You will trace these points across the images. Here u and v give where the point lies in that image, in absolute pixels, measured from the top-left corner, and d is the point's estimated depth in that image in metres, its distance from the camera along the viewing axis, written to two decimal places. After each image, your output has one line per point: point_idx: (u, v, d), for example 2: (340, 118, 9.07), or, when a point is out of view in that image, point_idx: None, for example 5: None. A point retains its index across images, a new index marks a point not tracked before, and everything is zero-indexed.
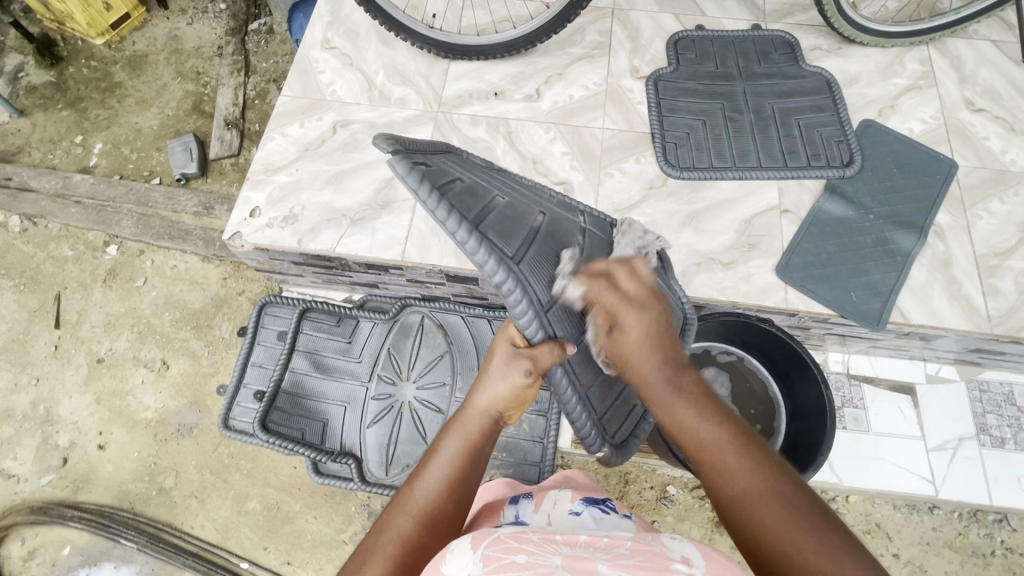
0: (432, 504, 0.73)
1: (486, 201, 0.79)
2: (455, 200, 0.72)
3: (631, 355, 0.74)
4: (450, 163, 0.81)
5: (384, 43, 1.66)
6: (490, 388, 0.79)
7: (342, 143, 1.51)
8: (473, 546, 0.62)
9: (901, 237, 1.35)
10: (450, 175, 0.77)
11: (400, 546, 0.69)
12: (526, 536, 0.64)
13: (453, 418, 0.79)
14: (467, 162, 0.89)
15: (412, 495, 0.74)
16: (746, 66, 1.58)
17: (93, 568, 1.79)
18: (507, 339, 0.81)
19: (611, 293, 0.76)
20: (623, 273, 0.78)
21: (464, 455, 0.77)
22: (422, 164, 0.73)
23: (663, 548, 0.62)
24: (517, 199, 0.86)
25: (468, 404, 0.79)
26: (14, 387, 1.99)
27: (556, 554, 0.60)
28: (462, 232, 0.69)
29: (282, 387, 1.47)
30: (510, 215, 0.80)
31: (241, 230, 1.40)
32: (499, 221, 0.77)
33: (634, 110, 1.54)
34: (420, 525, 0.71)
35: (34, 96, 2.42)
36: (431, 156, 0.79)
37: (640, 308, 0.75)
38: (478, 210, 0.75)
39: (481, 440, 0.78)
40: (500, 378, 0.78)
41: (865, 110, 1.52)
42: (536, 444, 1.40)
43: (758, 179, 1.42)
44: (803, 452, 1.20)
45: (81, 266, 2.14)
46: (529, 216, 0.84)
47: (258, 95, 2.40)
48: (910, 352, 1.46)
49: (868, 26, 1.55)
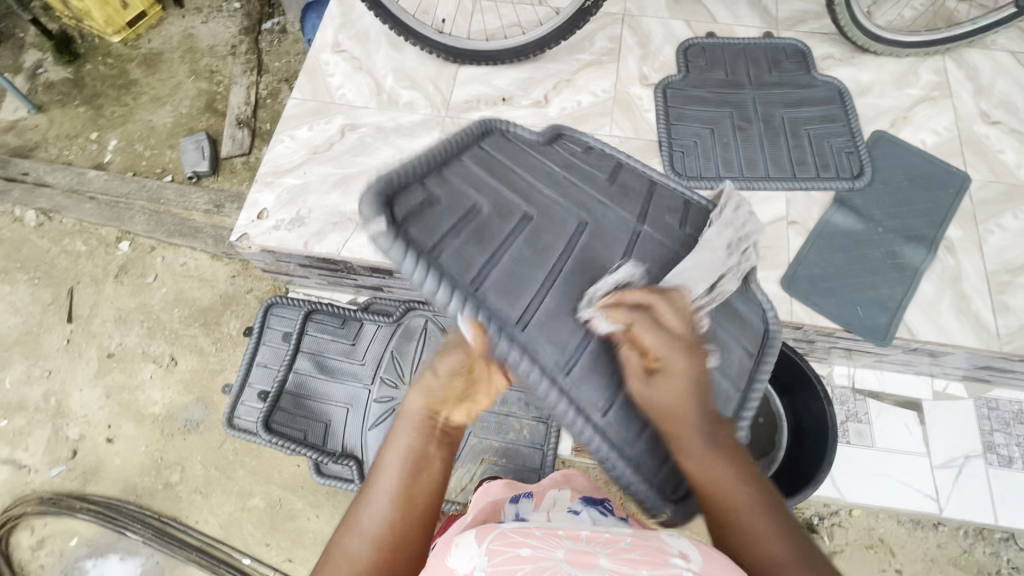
0: (378, 524, 0.72)
1: (509, 220, 0.74)
2: (423, 228, 0.69)
3: (676, 403, 0.67)
4: (466, 180, 0.77)
5: (394, 47, 1.66)
6: (422, 387, 0.78)
7: (349, 147, 1.52)
8: (480, 542, 0.65)
9: (910, 252, 1.33)
10: (460, 204, 0.74)
11: (354, 570, 0.69)
12: (530, 532, 0.66)
13: (395, 420, 0.79)
14: (495, 162, 0.83)
15: (360, 513, 0.73)
16: (756, 75, 1.57)
17: (99, 559, 1.82)
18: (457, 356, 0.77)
19: (652, 332, 0.68)
20: (667, 306, 0.69)
21: (406, 459, 0.75)
22: (423, 202, 0.71)
23: (662, 543, 0.62)
24: (556, 204, 0.79)
25: (409, 405, 0.78)
26: (27, 379, 2.04)
27: (558, 549, 0.61)
28: (450, 300, 0.67)
29: (286, 388, 1.49)
30: (537, 237, 0.75)
31: (248, 232, 1.42)
32: (519, 253, 0.72)
33: (642, 117, 1.53)
34: (372, 547, 0.70)
35: (51, 92, 2.46)
36: (446, 178, 0.77)
37: (684, 347, 0.68)
38: (489, 255, 0.71)
39: (420, 446, 0.76)
40: (439, 386, 0.77)
41: (877, 120, 1.50)
42: (536, 450, 1.41)
43: (765, 190, 1.41)
44: (803, 468, 1.18)
45: (93, 261, 2.18)
46: (566, 225, 0.77)
47: (270, 94, 2.42)
48: (918, 367, 1.44)
49: (881, 35, 1.53)
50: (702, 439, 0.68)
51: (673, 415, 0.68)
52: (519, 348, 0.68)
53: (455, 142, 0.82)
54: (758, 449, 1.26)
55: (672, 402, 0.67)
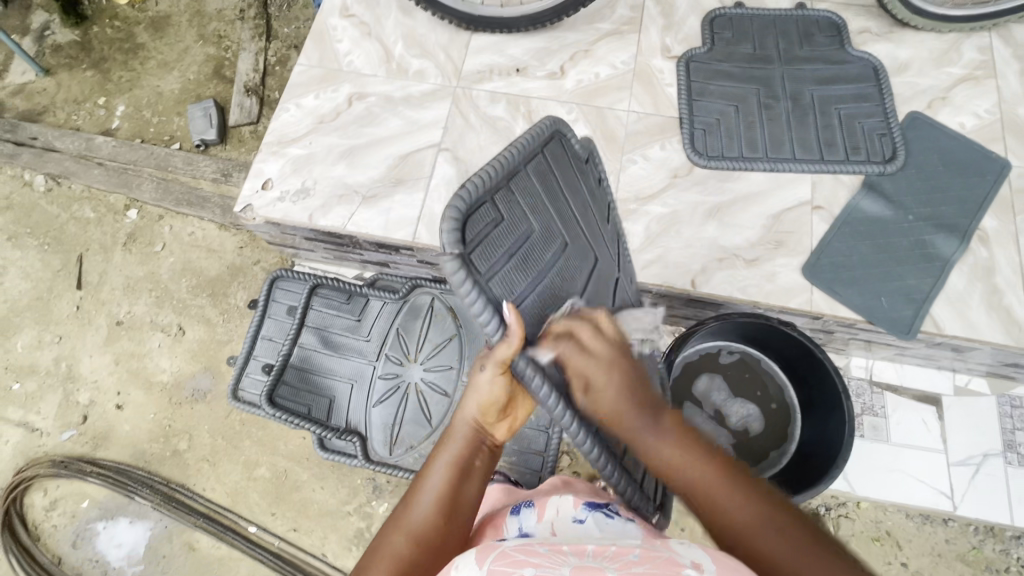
0: (426, 523, 0.73)
1: (556, 246, 0.85)
2: (486, 250, 0.76)
3: (611, 406, 0.78)
4: (530, 200, 0.82)
5: (405, 12, 1.59)
6: (473, 398, 0.82)
7: (356, 117, 1.47)
8: (480, 562, 0.61)
9: (941, 241, 1.27)
10: (523, 226, 0.80)
11: (397, 566, 0.70)
12: (533, 549, 0.63)
13: (443, 435, 0.83)
14: (552, 167, 0.87)
15: (408, 514, 0.75)
16: (786, 49, 1.48)
17: (109, 522, 1.86)
18: (490, 357, 0.77)
19: (580, 357, 0.78)
20: (585, 333, 0.80)
21: (454, 466, 0.79)
22: (491, 222, 0.77)
23: (672, 553, 0.60)
24: (586, 240, 0.91)
25: (458, 416, 0.84)
26: (38, 343, 2.05)
27: (564, 566, 0.59)
28: (491, 321, 0.74)
29: (291, 362, 1.47)
30: (572, 267, 0.87)
31: (253, 203, 1.38)
32: (557, 279, 0.84)
33: (663, 92, 1.45)
34: (414, 544, 0.72)
35: (59, 55, 2.42)
36: (508, 200, 0.80)
37: (608, 365, 0.79)
38: (530, 281, 0.80)
39: (468, 452, 0.81)
40: (480, 392, 0.81)
41: (914, 101, 1.42)
42: (541, 433, 1.39)
43: (790, 173, 1.34)
44: (819, 462, 1.14)
45: (102, 228, 2.17)
46: (591, 261, 0.91)
47: (279, 61, 2.35)
48: (940, 361, 1.39)
49: (924, 8, 1.43)
50: (645, 427, 0.77)
51: (615, 417, 0.78)
52: (535, 366, 0.75)
53: (532, 148, 0.84)
54: (769, 440, 1.26)
55: (611, 407, 0.78)
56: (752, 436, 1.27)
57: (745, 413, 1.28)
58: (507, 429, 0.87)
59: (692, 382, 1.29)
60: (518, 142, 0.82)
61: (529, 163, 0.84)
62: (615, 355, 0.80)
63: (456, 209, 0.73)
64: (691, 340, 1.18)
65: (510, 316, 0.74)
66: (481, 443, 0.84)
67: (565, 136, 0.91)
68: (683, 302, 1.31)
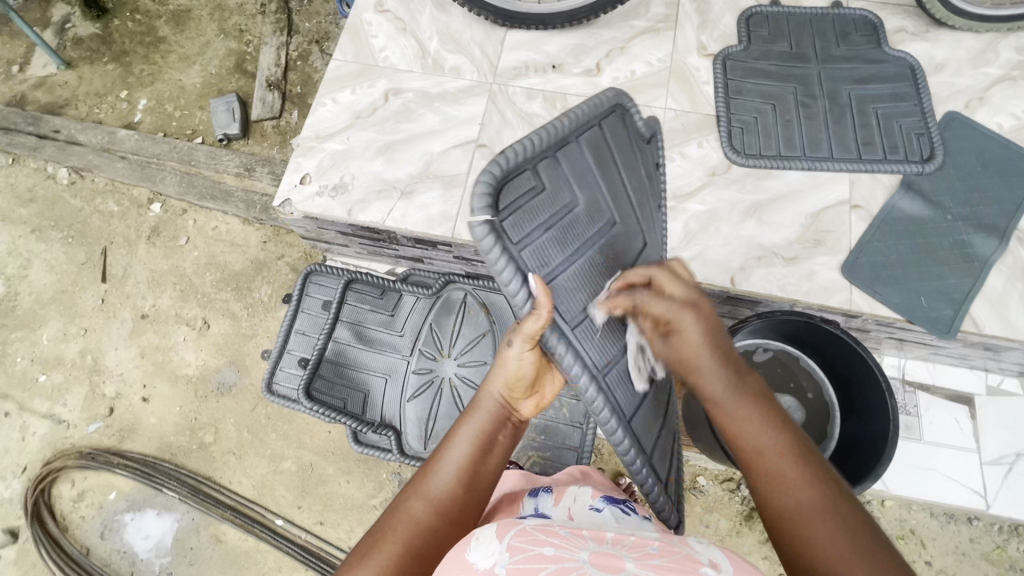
0: (446, 493, 0.73)
1: (602, 223, 0.80)
2: (522, 217, 0.72)
3: (691, 356, 0.73)
4: (576, 170, 0.78)
5: (439, 8, 1.59)
6: (500, 373, 0.81)
7: (393, 112, 1.47)
8: (499, 536, 0.60)
9: (980, 242, 1.27)
10: (565, 198, 0.76)
11: (413, 531, 0.69)
12: (553, 530, 0.63)
13: (470, 405, 0.82)
14: (608, 142, 0.82)
15: (430, 480, 0.74)
16: (823, 48, 1.48)
17: (136, 513, 1.88)
18: (518, 332, 0.75)
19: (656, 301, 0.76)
20: (668, 276, 0.77)
21: (478, 439, 0.78)
22: (532, 190, 0.74)
23: (691, 551, 0.60)
24: (636, 219, 0.85)
25: (486, 389, 0.82)
26: (63, 336, 2.06)
27: (583, 550, 0.59)
28: (520, 295, 0.71)
29: (325, 356, 1.48)
30: (615, 246, 0.82)
31: (291, 197, 1.39)
32: (596, 256, 0.79)
33: (699, 90, 1.45)
34: (433, 511, 0.71)
35: (80, 48, 2.42)
36: (554, 168, 0.76)
37: (690, 307, 0.75)
38: (567, 255, 0.76)
39: (492, 426, 0.80)
40: (509, 365, 0.80)
41: (951, 101, 1.42)
42: (575, 429, 1.40)
43: (829, 172, 1.35)
44: (862, 457, 1.15)
45: (126, 221, 2.17)
46: (638, 244, 0.86)
47: (301, 56, 2.35)
48: (972, 361, 1.39)
49: (963, 8, 1.42)
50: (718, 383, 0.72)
51: (692, 367, 0.74)
52: (566, 344, 0.74)
53: (587, 117, 0.79)
54: (809, 437, 1.28)
55: (688, 356, 0.74)
56: None
57: (784, 409, 1.29)
58: (534, 406, 0.85)
59: None
60: (573, 108, 0.78)
61: (584, 133, 0.79)
62: (697, 300, 0.76)
63: (493, 171, 0.70)
64: (734, 337, 1.19)
65: (537, 286, 0.71)
66: (507, 417, 0.82)
67: (625, 109, 0.85)
68: (720, 300, 1.32)
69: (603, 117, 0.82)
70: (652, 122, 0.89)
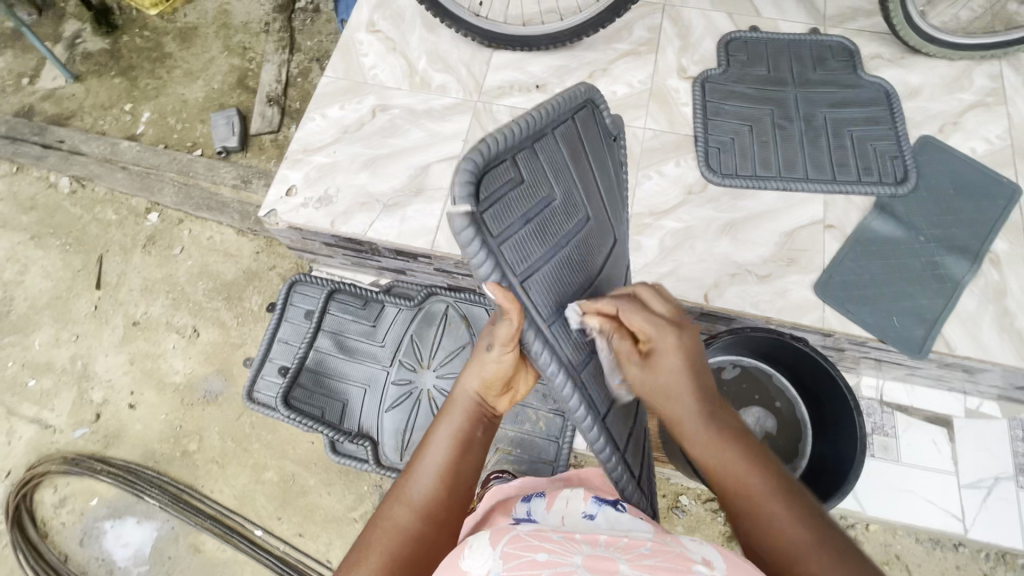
0: (428, 496, 0.73)
1: (574, 219, 0.81)
2: (502, 210, 0.71)
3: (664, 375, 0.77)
4: (553, 164, 0.78)
5: (429, 29, 1.64)
6: (474, 372, 0.79)
7: (380, 128, 1.51)
8: (493, 544, 0.60)
9: (952, 263, 1.29)
10: (542, 192, 0.76)
11: (399, 537, 0.69)
12: (546, 535, 0.62)
13: (445, 405, 0.81)
14: (580, 136, 0.83)
15: (410, 485, 0.74)
16: (799, 72, 1.52)
17: (117, 521, 1.87)
18: (494, 337, 0.75)
19: (640, 316, 0.79)
20: (647, 293, 0.82)
21: (457, 439, 0.77)
22: (511, 183, 0.72)
23: (684, 549, 0.59)
24: (605, 217, 0.88)
25: (460, 388, 0.80)
26: (55, 342, 2.09)
27: (576, 554, 0.58)
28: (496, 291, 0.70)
29: (306, 365, 1.50)
30: (587, 242, 0.83)
31: (276, 208, 1.42)
32: (570, 252, 0.80)
33: (679, 111, 1.49)
34: (417, 515, 0.71)
35: (89, 62, 2.50)
36: (532, 161, 0.75)
37: (668, 328, 0.79)
38: (544, 248, 0.76)
39: (469, 425, 0.79)
40: (480, 366, 0.79)
41: (925, 125, 1.44)
42: (552, 443, 1.40)
43: (803, 192, 1.37)
44: (829, 478, 1.15)
45: (123, 230, 2.21)
46: (605, 242, 0.88)
47: (301, 73, 2.41)
48: (951, 383, 1.39)
49: (936, 36, 1.46)
50: (693, 406, 0.75)
51: (665, 387, 0.77)
52: (543, 342, 0.75)
53: (561, 111, 0.79)
54: (781, 455, 1.27)
55: (662, 376, 0.77)
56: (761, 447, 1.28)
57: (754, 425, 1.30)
58: (509, 402, 0.85)
59: None
60: (549, 101, 0.78)
61: (559, 127, 0.79)
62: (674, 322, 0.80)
63: (473, 161, 0.67)
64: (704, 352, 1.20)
65: (494, 291, 0.69)
66: (484, 414, 0.81)
67: (594, 105, 0.87)
68: (695, 316, 1.33)
69: (575, 111, 0.83)
70: (618, 121, 0.92)
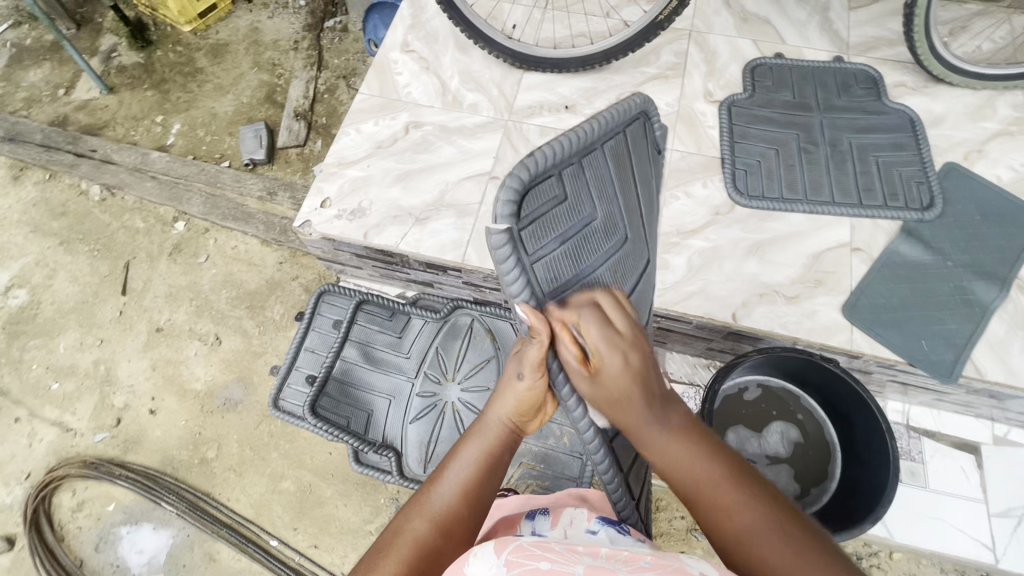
0: (448, 511, 0.73)
1: (612, 239, 0.80)
2: (539, 227, 0.72)
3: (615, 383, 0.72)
4: (599, 183, 0.76)
5: (461, 50, 1.70)
6: (506, 400, 0.78)
7: (412, 144, 1.55)
8: (498, 551, 0.59)
9: (980, 288, 1.29)
10: (584, 210, 0.75)
11: (415, 549, 0.69)
12: (549, 545, 0.62)
13: (472, 425, 0.81)
14: (630, 149, 0.81)
15: (430, 499, 0.74)
16: (825, 98, 1.55)
17: (133, 527, 1.87)
18: (524, 362, 0.75)
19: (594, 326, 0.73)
20: (608, 302, 0.76)
21: (482, 462, 0.77)
22: (554, 200, 0.72)
23: (684, 564, 0.59)
24: (644, 237, 0.86)
25: (489, 412, 0.80)
26: (80, 345, 2.12)
27: (578, 564, 0.58)
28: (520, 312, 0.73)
29: (333, 374, 1.51)
30: (623, 262, 0.82)
31: (311, 219, 1.45)
32: (605, 273, 0.80)
33: (705, 134, 1.52)
34: (435, 530, 0.71)
35: (123, 75, 2.58)
36: (578, 178, 0.75)
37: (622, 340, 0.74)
38: (577, 271, 0.76)
39: (498, 448, 0.79)
40: (508, 393, 0.78)
41: (950, 152, 1.46)
42: (575, 459, 1.40)
43: (830, 215, 1.39)
44: (862, 500, 1.14)
45: (150, 238, 2.26)
46: (640, 262, 0.87)
47: (328, 89, 2.48)
48: (978, 409, 1.39)
49: (959, 66, 1.49)
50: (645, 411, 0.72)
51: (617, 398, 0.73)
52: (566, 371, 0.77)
53: (613, 125, 0.77)
54: (810, 477, 1.27)
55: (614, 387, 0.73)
56: (790, 466, 1.28)
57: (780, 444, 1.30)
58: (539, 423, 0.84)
59: (733, 415, 1.30)
60: (603, 116, 0.76)
61: (609, 141, 0.77)
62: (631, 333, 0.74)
63: (518, 179, 0.68)
64: (735, 370, 1.20)
65: (528, 313, 0.71)
66: (512, 439, 0.81)
67: (649, 118, 0.84)
68: (722, 336, 1.34)
69: (628, 124, 0.80)
70: (667, 135, 0.90)
